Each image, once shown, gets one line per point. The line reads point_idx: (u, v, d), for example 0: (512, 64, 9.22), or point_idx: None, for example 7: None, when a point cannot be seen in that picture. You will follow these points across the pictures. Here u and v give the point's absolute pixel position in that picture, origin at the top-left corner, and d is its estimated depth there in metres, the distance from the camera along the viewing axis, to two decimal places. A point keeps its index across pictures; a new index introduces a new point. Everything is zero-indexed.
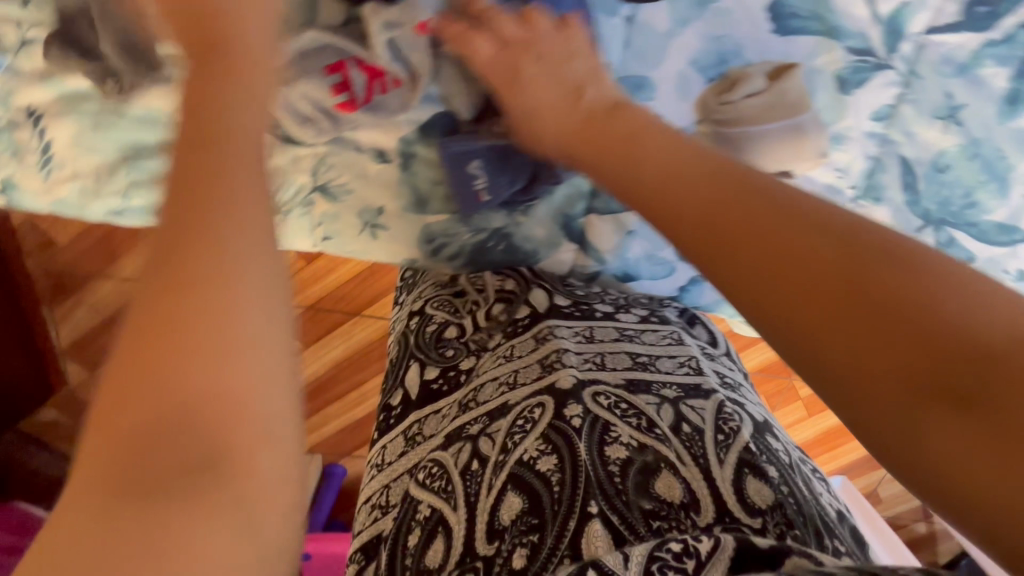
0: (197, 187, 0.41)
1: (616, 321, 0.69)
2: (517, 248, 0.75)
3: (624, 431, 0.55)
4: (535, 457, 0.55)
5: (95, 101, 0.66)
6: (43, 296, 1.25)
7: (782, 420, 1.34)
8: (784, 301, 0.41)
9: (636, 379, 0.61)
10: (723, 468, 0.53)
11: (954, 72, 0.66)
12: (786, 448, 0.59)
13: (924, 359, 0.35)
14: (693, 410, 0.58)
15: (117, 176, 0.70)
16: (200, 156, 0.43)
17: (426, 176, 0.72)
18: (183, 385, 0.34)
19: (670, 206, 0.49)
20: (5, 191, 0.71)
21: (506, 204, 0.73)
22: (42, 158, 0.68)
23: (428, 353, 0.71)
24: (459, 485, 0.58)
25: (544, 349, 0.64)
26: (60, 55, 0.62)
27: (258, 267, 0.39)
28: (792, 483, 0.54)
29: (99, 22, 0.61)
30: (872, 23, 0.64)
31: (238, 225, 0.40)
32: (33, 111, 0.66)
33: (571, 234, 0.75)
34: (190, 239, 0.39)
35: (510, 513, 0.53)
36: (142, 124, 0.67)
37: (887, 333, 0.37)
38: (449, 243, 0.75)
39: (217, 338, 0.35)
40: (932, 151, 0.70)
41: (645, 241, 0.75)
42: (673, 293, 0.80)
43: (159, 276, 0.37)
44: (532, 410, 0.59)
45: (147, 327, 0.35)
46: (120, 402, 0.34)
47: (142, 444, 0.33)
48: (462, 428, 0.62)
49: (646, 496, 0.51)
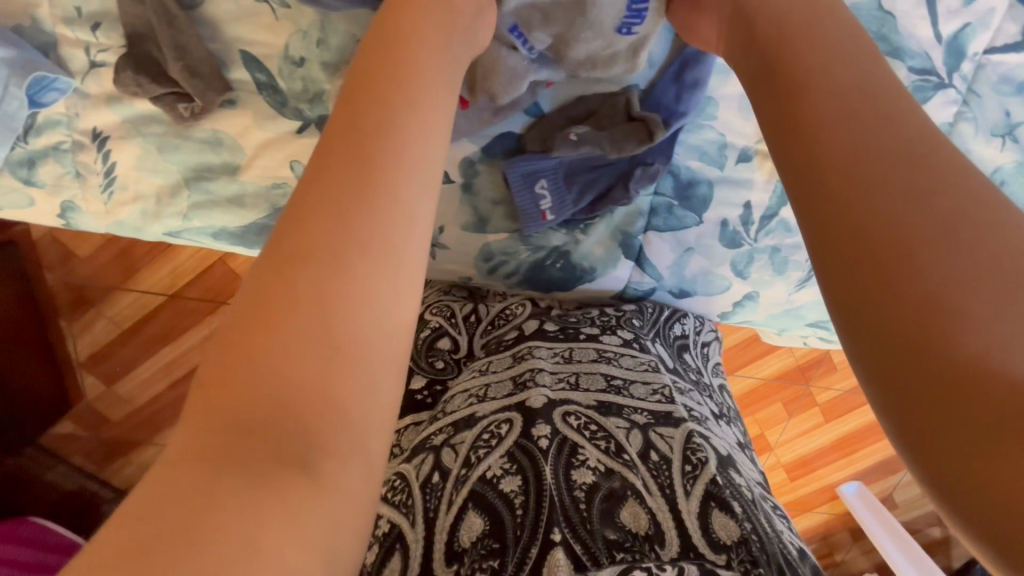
0: (342, 157, 0.38)
1: (599, 342, 0.64)
2: (574, 266, 0.76)
3: (591, 455, 0.48)
4: (499, 475, 0.47)
5: (162, 124, 0.66)
6: (61, 309, 1.19)
7: (796, 427, 1.22)
8: (865, 238, 0.33)
9: (607, 402, 0.54)
10: (688, 500, 0.45)
11: (1013, 90, 0.67)
12: (750, 483, 0.51)
13: (977, 352, 0.28)
14: (662, 438, 0.51)
15: (179, 198, 0.70)
16: (362, 112, 0.40)
17: (487, 195, 0.72)
18: (286, 374, 0.30)
19: (805, 111, 0.40)
20: (64, 215, 0.70)
21: (566, 223, 0.73)
22: (105, 181, 0.68)
23: (418, 361, 0.67)
24: (418, 501, 0.48)
25: (520, 367, 0.58)
26: (132, 79, 0.61)
27: (383, 256, 0.35)
28: (756, 519, 0.46)
29: (174, 46, 0.60)
30: (934, 44, 0.66)
31: (378, 206, 0.36)
32: (99, 133, 0.66)
33: (628, 251, 0.75)
34: (311, 208, 0.35)
35: (471, 535, 0.44)
36: (208, 146, 0.67)
37: (934, 316, 0.30)
38: (508, 262, 0.76)
39: (328, 328, 0.32)
40: (989, 168, 0.69)
41: (704, 257, 0.75)
42: (723, 311, 0.80)
43: (283, 243, 0.35)
44: (499, 425, 0.51)
45: (264, 297, 0.33)
46: (221, 375, 0.30)
47: (237, 428, 0.29)
48: (427, 440, 0.54)
49: (611, 525, 0.43)
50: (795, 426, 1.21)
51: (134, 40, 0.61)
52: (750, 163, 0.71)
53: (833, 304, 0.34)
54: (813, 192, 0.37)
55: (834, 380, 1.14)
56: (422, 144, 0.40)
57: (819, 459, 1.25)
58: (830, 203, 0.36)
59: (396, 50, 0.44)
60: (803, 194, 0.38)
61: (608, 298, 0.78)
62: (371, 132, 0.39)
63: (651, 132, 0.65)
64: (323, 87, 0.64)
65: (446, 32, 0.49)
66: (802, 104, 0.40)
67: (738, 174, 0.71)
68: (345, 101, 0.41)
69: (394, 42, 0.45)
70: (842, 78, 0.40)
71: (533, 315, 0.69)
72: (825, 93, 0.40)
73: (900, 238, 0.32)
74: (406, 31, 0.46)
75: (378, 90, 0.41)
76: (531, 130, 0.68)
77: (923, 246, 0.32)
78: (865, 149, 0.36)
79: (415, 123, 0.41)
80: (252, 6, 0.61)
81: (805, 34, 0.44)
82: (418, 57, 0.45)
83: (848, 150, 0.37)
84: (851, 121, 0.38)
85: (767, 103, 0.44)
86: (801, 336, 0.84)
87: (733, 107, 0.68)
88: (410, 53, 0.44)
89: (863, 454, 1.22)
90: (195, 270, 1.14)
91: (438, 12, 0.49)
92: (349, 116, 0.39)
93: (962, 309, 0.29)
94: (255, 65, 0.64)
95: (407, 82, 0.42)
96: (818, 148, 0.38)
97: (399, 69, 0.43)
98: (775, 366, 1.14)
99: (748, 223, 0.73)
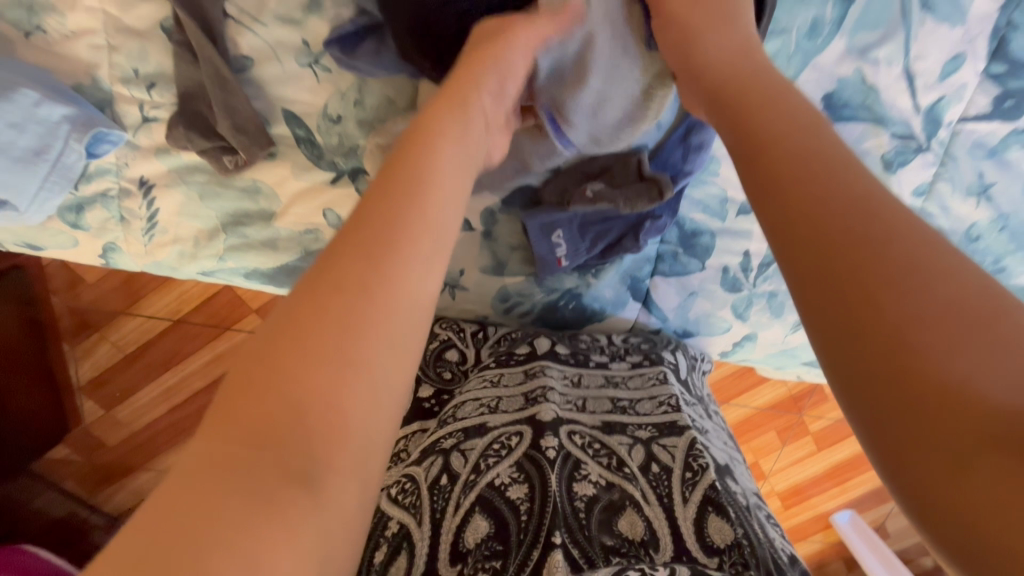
0: (390, 189, 0.40)
1: (607, 369, 0.68)
2: (585, 307, 0.81)
3: (593, 470, 0.50)
4: (506, 482, 0.48)
5: (205, 173, 0.71)
6: (65, 333, 1.21)
7: (790, 456, 1.25)
8: (825, 271, 0.34)
9: (611, 422, 0.57)
10: (685, 508, 0.48)
11: (985, 155, 0.73)
12: (745, 490, 0.54)
13: (955, 383, 0.28)
14: (664, 448, 0.53)
15: (215, 241, 0.74)
16: (417, 150, 0.43)
17: (506, 241, 0.78)
18: (306, 382, 0.30)
19: (770, 155, 0.42)
20: (104, 255, 0.74)
21: (579, 267, 0.78)
22: (147, 225, 0.72)
23: (427, 371, 0.71)
24: (426, 500, 0.48)
25: (531, 383, 0.60)
26: (182, 134, 0.66)
27: (415, 291, 0.36)
28: (750, 523, 0.48)
29: (224, 105, 0.65)
30: (914, 114, 0.72)
31: (418, 241, 0.38)
32: (146, 182, 0.71)
33: (636, 293, 0.81)
34: (350, 237, 0.36)
35: (476, 537, 0.45)
36: (247, 194, 0.72)
37: (909, 349, 0.29)
38: (523, 302, 0.80)
39: (354, 347, 0.32)
40: (965, 224, 0.76)
41: (707, 300, 0.80)
42: (722, 350, 0.84)
43: (331, 260, 0.36)
44: (509, 436, 0.52)
45: (295, 313, 0.33)
46: (242, 382, 0.30)
47: (259, 433, 0.28)
48: (435, 444, 0.53)
49: (608, 531, 0.45)
50: (788, 455, 1.25)
51: (186, 99, 0.66)
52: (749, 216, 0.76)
53: (816, 338, 0.34)
54: (791, 229, 0.37)
55: (825, 410, 1.19)
56: (456, 198, 0.43)
57: (812, 488, 1.28)
58: (795, 239, 0.37)
59: (441, 112, 0.47)
60: (780, 230, 0.38)
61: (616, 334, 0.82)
62: (414, 184, 0.40)
63: (661, 191, 0.70)
64: (358, 143, 0.69)
65: (489, 69, 0.53)
66: (774, 150, 0.42)
67: (738, 225, 0.77)
68: (393, 154, 0.43)
69: (446, 101, 0.49)
70: (804, 134, 0.42)
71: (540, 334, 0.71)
72: (797, 144, 0.42)
73: (863, 269, 0.33)
74: (459, 89, 0.51)
75: (425, 152, 0.43)
76: (547, 184, 0.74)
77: (897, 279, 0.32)
78: (830, 190, 0.37)
79: (451, 182, 0.43)
80: (296, 70, 0.67)
81: (762, 100, 0.47)
82: (457, 113, 0.48)
83: (819, 190, 0.38)
84: (821, 167, 0.39)
85: (739, 150, 0.45)
86: (795, 372, 0.89)
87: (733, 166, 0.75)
88: (453, 107, 0.49)
89: (855, 484, 1.26)
90: (200, 296, 1.15)
91: (483, 54, 0.53)
92: (398, 168, 0.41)
93: (936, 341, 0.29)
94: (295, 122, 0.69)
95: (447, 143, 0.45)
96: (792, 188, 0.39)
97: (440, 134, 0.45)
98: (768, 395, 1.18)
99: (747, 270, 0.78)
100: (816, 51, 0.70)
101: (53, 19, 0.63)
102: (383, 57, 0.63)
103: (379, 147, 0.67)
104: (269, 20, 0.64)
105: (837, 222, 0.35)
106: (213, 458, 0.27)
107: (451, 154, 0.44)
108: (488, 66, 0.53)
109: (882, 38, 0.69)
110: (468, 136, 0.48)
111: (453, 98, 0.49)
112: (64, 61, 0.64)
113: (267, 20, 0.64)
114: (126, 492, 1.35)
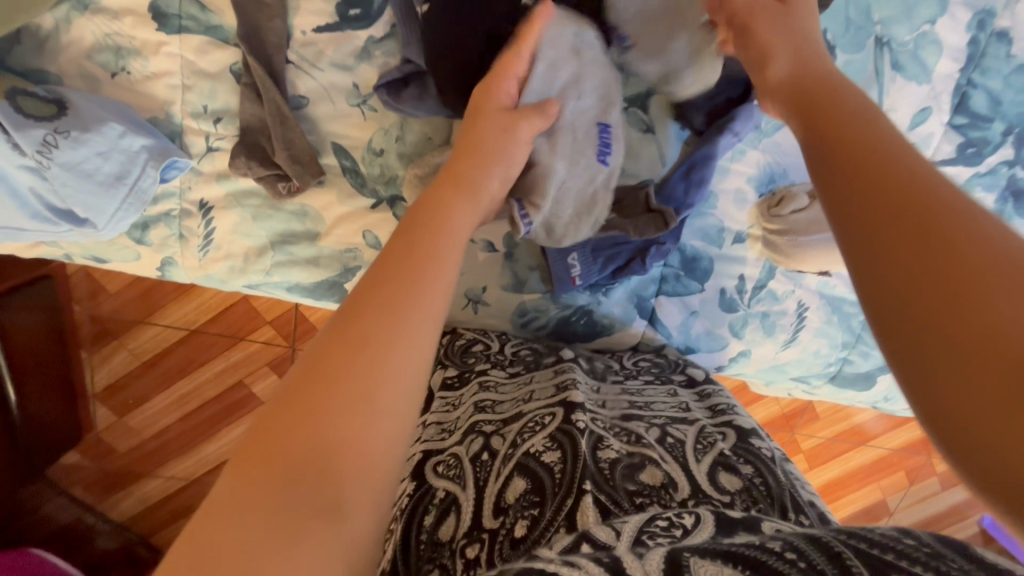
0: (403, 252, 0.46)
1: (624, 382, 0.77)
2: (596, 322, 0.89)
3: (616, 443, 0.58)
4: (540, 450, 0.57)
5: (260, 197, 0.79)
6: (84, 341, 1.26)
7: None
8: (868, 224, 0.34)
9: (630, 414, 0.66)
10: (699, 464, 0.57)
11: None
12: (772, 449, 0.62)
13: (1006, 313, 0.27)
14: (677, 428, 0.62)
15: (263, 257, 0.81)
16: (426, 220, 0.50)
17: (525, 261, 0.87)
18: (324, 430, 0.35)
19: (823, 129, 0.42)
20: (162, 268, 0.82)
21: (591, 286, 0.87)
22: (203, 242, 0.80)
23: (454, 360, 0.80)
24: (470, 472, 0.59)
25: (560, 377, 0.70)
26: (244, 163, 0.75)
27: (419, 352, 0.41)
28: (767, 473, 0.57)
29: (283, 139, 0.74)
30: None
31: (425, 301, 0.43)
32: (205, 204, 0.79)
33: (642, 311, 0.89)
34: (364, 299, 0.42)
35: (515, 494, 0.54)
36: (294, 216, 0.80)
37: (972, 280, 0.29)
38: (539, 316, 0.88)
39: (365, 397, 0.37)
40: None
41: (706, 319, 0.89)
42: (720, 366, 0.92)
43: (344, 320, 0.41)
44: (542, 416, 0.62)
45: (320, 369, 0.38)
46: (274, 430, 0.35)
47: (288, 475, 0.33)
48: (475, 426, 0.64)
49: (631, 480, 0.53)
50: None
51: (247, 132, 0.75)
52: (743, 244, 0.86)
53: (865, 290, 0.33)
54: (846, 191, 0.36)
55: (817, 428, 1.27)
56: (446, 263, 0.47)
57: None
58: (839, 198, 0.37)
59: (438, 198, 0.53)
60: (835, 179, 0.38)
61: (623, 349, 0.90)
62: (422, 256, 0.46)
63: (666, 221, 0.79)
64: (398, 173, 0.77)
65: (503, 139, 0.62)
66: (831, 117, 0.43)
67: (734, 252, 0.86)
68: (399, 232, 0.49)
69: (450, 188, 0.55)
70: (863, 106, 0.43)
71: (559, 350, 0.83)
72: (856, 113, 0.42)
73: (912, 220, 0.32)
74: (464, 171, 0.58)
75: (430, 230, 0.49)
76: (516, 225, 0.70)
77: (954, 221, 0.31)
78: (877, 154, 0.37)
79: (449, 252, 0.48)
80: (346, 109, 0.75)
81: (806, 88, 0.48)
82: (458, 197, 0.54)
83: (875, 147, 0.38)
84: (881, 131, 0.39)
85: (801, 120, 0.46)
86: (785, 387, 0.97)
87: (729, 200, 0.84)
88: (452, 189, 0.55)
89: (846, 502, 1.33)
90: (218, 305, 1.21)
91: (498, 123, 0.62)
92: (406, 242, 0.47)
93: (995, 272, 0.28)
94: (343, 153, 0.77)
95: (447, 223, 0.51)
96: (856, 154, 0.38)
97: (439, 216, 0.51)
98: (763, 413, 1.27)
99: (742, 291, 0.87)
100: None
101: (137, 62, 0.73)
102: (425, 101, 0.72)
103: (417, 176, 0.73)
104: (325, 66, 0.73)
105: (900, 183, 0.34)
106: (249, 497, 0.32)
107: (453, 232, 0.50)
108: (506, 131, 0.62)
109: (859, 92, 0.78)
110: (467, 213, 0.54)
111: (454, 185, 0.56)
112: (143, 98, 0.74)
113: (323, 66, 0.73)
114: (134, 499, 1.37)
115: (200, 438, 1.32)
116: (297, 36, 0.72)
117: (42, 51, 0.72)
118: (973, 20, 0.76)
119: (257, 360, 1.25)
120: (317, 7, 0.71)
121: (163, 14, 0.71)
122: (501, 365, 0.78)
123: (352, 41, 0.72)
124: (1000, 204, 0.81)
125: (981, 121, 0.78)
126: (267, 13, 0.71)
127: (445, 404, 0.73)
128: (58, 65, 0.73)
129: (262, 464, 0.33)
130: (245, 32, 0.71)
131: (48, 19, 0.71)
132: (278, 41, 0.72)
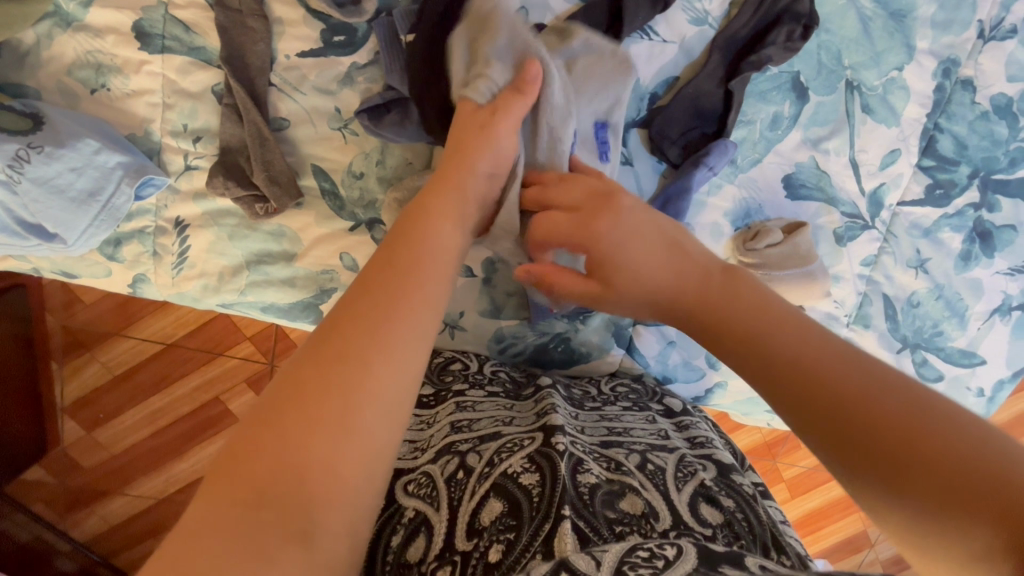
0: (387, 265, 0.45)
1: (602, 408, 0.76)
2: (573, 350, 0.88)
3: (595, 468, 0.58)
4: (518, 471, 0.56)
5: (236, 217, 0.78)
6: (54, 353, 1.23)
7: None
8: (789, 391, 0.42)
9: (610, 440, 0.65)
10: (680, 494, 0.56)
11: (921, 234, 0.83)
12: (751, 484, 0.63)
13: (930, 452, 0.36)
14: (658, 456, 0.62)
15: (239, 277, 0.80)
16: (412, 229, 0.49)
17: (503, 288, 0.87)
18: (303, 449, 0.34)
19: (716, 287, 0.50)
20: (133, 285, 0.81)
21: (569, 313, 0.86)
22: (177, 260, 0.79)
23: (430, 377, 0.79)
24: (443, 492, 0.58)
25: (540, 403, 0.70)
26: (221, 183, 0.74)
27: (397, 378, 0.39)
28: (748, 510, 0.57)
29: (262, 160, 0.73)
30: (860, 196, 0.83)
31: (407, 319, 0.42)
32: (182, 222, 0.78)
33: (619, 339, 0.89)
34: (340, 317, 0.41)
35: (491, 516, 0.53)
36: (271, 236, 0.79)
37: (907, 452, 0.36)
38: (517, 343, 0.88)
39: (346, 417, 0.36)
40: (907, 292, 0.85)
41: (682, 350, 0.89)
42: (698, 395, 0.92)
43: (325, 341, 0.39)
44: (522, 439, 0.61)
45: (292, 387, 0.37)
46: (229, 462, 0.33)
47: (258, 498, 0.32)
48: (451, 444, 0.63)
49: (611, 508, 0.53)
50: None
51: (227, 152, 0.75)
52: None
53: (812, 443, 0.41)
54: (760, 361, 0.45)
55: (797, 457, 1.27)
56: (433, 280, 0.46)
57: None
58: (755, 357, 0.45)
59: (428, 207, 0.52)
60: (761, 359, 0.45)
61: (600, 376, 0.89)
62: (398, 273, 0.44)
63: None
64: (377, 198, 0.77)
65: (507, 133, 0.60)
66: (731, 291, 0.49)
67: None
68: (382, 249, 0.47)
69: (434, 197, 0.54)
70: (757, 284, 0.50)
71: (536, 376, 0.83)
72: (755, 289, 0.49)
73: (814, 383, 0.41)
74: (450, 183, 0.56)
75: (408, 244, 0.47)
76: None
77: (878, 395, 0.39)
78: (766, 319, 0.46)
79: (432, 265, 0.46)
80: (327, 132, 0.75)
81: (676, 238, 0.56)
82: (438, 207, 0.53)
83: (775, 326, 0.45)
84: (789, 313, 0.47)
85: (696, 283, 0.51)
86: (762, 418, 0.96)
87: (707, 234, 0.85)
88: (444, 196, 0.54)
89: (826, 533, 1.32)
90: (195, 321, 1.19)
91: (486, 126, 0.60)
92: (386, 255, 0.46)
93: (900, 432, 0.37)
94: (322, 176, 0.77)
95: (430, 237, 0.49)
96: (747, 321, 0.47)
97: (420, 229, 0.49)
98: (744, 441, 1.27)
99: None
100: (777, 139, 0.82)
101: (118, 80, 0.73)
102: (407, 128, 0.72)
103: (396, 201, 0.73)
104: (308, 90, 0.74)
105: (794, 353, 0.43)
106: (215, 518, 0.31)
107: (437, 243, 0.49)
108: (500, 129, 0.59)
109: (831, 132, 0.81)
110: (452, 224, 0.52)
111: (440, 192, 0.55)
112: (123, 115, 0.74)
113: (305, 90, 0.74)
114: (97, 518, 1.33)
115: (170, 456, 1.28)
116: (280, 60, 0.73)
117: (22, 65, 0.72)
118: (939, 68, 0.79)
119: (232, 377, 1.22)
120: (303, 33, 0.72)
121: (147, 33, 0.72)
122: (479, 384, 0.78)
123: (336, 66, 0.73)
124: (968, 244, 0.83)
125: (948, 164, 0.81)
126: (251, 37, 0.72)
127: (419, 422, 0.72)
128: (37, 80, 0.73)
129: (233, 480, 0.32)
130: (229, 54, 0.72)
131: (29, 35, 0.72)
132: (261, 65, 0.72)
